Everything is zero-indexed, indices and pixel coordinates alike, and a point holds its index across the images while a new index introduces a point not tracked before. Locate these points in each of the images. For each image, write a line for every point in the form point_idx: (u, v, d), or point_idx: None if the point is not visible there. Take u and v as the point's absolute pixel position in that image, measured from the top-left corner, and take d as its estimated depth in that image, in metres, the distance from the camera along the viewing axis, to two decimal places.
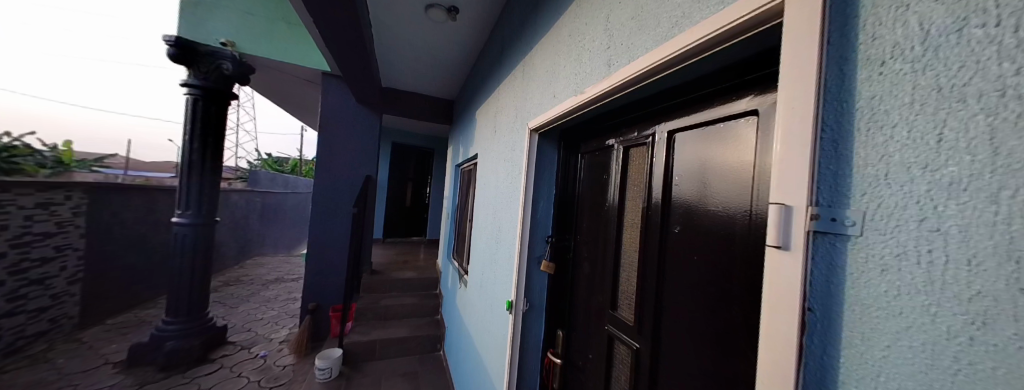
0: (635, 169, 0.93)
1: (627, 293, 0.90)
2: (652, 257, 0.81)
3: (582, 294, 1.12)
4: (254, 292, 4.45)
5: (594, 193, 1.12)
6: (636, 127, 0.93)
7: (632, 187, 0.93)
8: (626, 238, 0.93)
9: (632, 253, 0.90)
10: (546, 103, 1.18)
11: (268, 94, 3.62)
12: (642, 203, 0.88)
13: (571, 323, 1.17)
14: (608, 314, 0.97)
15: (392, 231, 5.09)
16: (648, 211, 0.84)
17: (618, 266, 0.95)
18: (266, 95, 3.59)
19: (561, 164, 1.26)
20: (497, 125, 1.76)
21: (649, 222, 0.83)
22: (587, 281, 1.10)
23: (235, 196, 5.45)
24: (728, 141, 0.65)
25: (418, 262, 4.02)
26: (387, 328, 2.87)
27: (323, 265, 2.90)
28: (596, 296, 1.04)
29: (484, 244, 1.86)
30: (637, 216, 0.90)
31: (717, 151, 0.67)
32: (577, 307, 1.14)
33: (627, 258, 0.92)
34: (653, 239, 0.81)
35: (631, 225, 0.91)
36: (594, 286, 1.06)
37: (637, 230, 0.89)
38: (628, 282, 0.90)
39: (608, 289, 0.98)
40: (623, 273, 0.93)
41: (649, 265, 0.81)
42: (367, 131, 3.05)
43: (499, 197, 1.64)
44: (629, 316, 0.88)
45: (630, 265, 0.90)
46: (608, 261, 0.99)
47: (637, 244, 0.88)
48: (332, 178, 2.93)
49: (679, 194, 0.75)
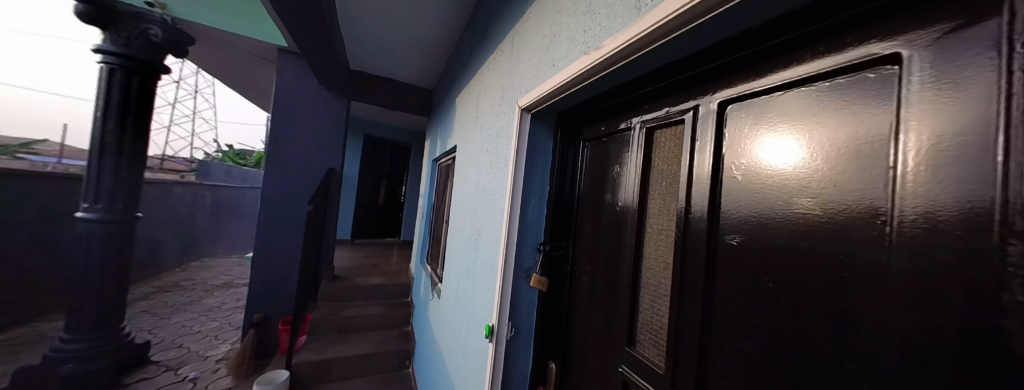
0: (661, 159, 0.70)
1: (652, 325, 0.66)
2: (695, 281, 0.57)
3: (584, 321, 0.87)
4: (193, 300, 3.89)
5: (601, 192, 0.88)
6: (668, 101, 0.68)
7: (657, 183, 0.70)
8: (648, 251, 0.69)
9: (662, 271, 0.65)
10: (542, 75, 0.93)
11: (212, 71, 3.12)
12: (676, 203, 0.64)
13: (568, 354, 0.92)
14: (621, 351, 0.73)
15: (362, 232, 4.66)
16: (683, 215, 0.61)
17: (637, 288, 0.71)
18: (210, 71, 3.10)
19: (558, 156, 1.01)
20: (480, 110, 1.49)
21: (689, 230, 0.59)
22: (591, 303, 0.85)
23: (178, 189, 4.80)
24: (829, 106, 0.41)
25: (388, 267, 3.65)
26: (347, 343, 2.50)
27: (272, 270, 2.49)
28: (604, 323, 0.80)
29: (461, 249, 1.58)
30: (667, 221, 0.66)
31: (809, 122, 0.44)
32: (576, 335, 0.89)
33: (650, 278, 0.68)
34: (696, 256, 0.57)
35: (658, 234, 0.67)
36: (599, 309, 0.82)
37: (669, 241, 0.64)
38: (653, 311, 0.66)
39: (622, 318, 0.73)
40: (646, 299, 0.69)
41: (689, 290, 0.58)
42: (330, 118, 2.66)
43: (480, 193, 1.38)
44: (655, 358, 0.64)
45: (656, 287, 0.66)
46: (624, 279, 0.74)
47: (669, 259, 0.64)
48: (286, 172, 2.53)
49: (739, 190, 0.51)
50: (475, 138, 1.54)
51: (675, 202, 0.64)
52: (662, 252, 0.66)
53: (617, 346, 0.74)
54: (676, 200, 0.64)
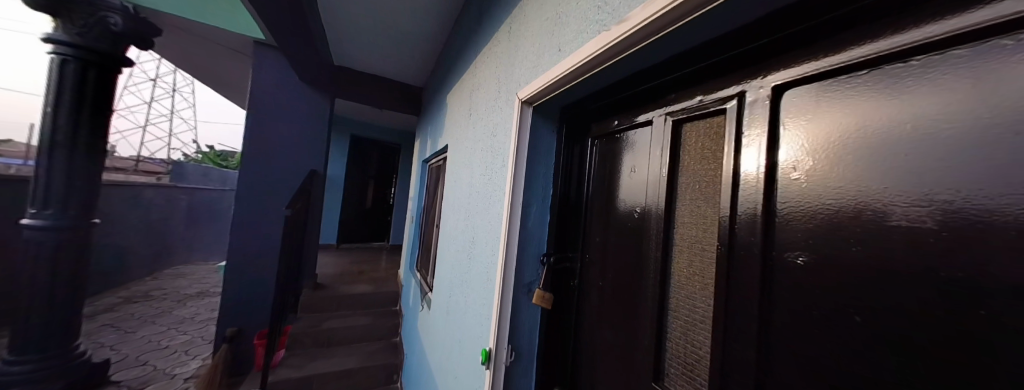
0: (691, 156, 0.58)
1: (686, 357, 0.55)
2: (745, 308, 0.46)
3: (596, 344, 0.75)
4: (163, 311, 3.62)
5: (614, 195, 0.76)
6: (702, 88, 0.56)
7: (686, 185, 0.59)
8: (678, 267, 0.58)
9: (698, 292, 0.54)
10: (544, 62, 0.81)
11: (181, 64, 2.90)
12: (715, 210, 0.53)
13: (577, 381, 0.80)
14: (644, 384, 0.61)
15: (348, 236, 4.46)
16: (726, 225, 0.50)
17: (664, 310, 0.60)
18: (178, 65, 2.87)
19: (563, 155, 0.89)
20: (473, 106, 1.37)
21: (734, 243, 0.48)
22: (604, 324, 0.74)
23: (148, 192, 4.50)
24: (932, 88, 0.31)
25: (375, 273, 3.47)
26: (330, 357, 2.33)
27: (247, 280, 2.30)
28: (621, 351, 0.68)
29: (453, 258, 1.45)
30: (703, 232, 0.54)
31: (895, 110, 0.33)
32: (587, 360, 0.78)
33: (682, 299, 0.57)
34: (746, 276, 0.46)
35: (690, 246, 0.56)
36: (614, 332, 0.71)
37: (707, 255, 0.53)
38: (687, 339, 0.55)
39: (646, 346, 0.62)
40: (676, 324, 0.58)
41: (737, 318, 0.47)
42: (311, 116, 2.49)
43: (473, 196, 1.25)
44: None
45: (690, 311, 0.55)
46: (646, 299, 0.63)
47: (709, 277, 0.52)
48: (262, 174, 2.35)
49: (806, 196, 0.40)
50: (468, 137, 1.41)
51: (713, 208, 0.53)
52: (697, 269, 0.55)
53: (640, 378, 0.62)
54: (713, 206, 0.53)
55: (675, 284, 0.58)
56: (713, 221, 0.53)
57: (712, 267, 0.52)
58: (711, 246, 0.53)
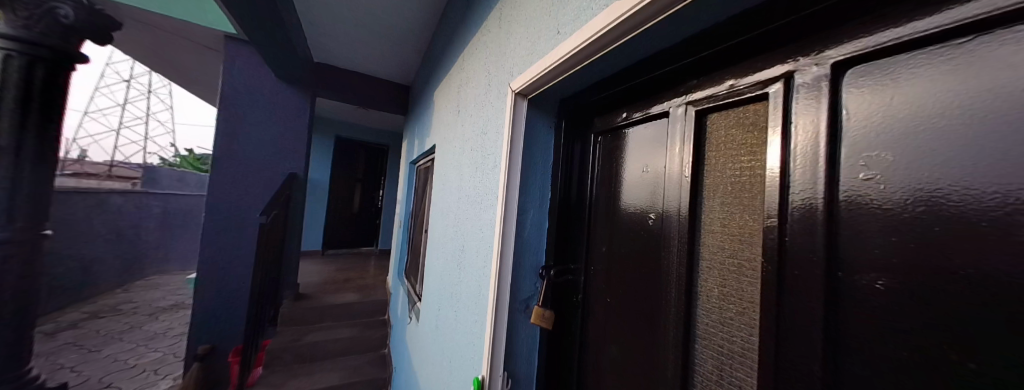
0: (719, 154, 0.49)
1: None
2: (802, 343, 0.36)
3: (606, 372, 0.66)
4: (134, 327, 3.40)
5: (623, 199, 0.66)
6: (731, 72, 0.47)
7: (713, 188, 0.49)
8: (707, 285, 0.49)
9: (733, 316, 0.45)
10: (538, 48, 0.71)
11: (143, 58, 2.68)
12: (754, 218, 0.43)
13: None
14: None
15: (333, 242, 4.26)
16: (772, 238, 0.40)
17: (689, 336, 0.50)
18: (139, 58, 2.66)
19: (562, 153, 0.79)
20: (461, 102, 1.26)
21: (785, 260, 0.39)
22: (615, 348, 0.64)
23: (117, 199, 4.23)
24: None
25: (363, 281, 3.32)
26: (313, 374, 2.18)
27: (220, 294, 2.14)
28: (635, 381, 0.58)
29: (441, 267, 1.34)
30: (738, 243, 0.45)
31: (1010, 88, 0.25)
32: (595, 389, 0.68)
33: (714, 324, 0.47)
34: (801, 303, 0.37)
35: (723, 261, 0.47)
36: (626, 359, 0.61)
37: (743, 272, 0.44)
38: (721, 372, 0.46)
39: (668, 379, 0.52)
40: (705, 352, 0.48)
41: (791, 354, 0.37)
42: (290, 116, 2.34)
43: (463, 201, 1.14)
44: None
45: (724, 337, 0.46)
46: (667, 322, 0.53)
47: (749, 300, 0.43)
48: (236, 179, 2.19)
49: (885, 201, 0.31)
50: (455, 136, 1.30)
51: (751, 215, 0.44)
52: (733, 288, 0.45)
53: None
54: (752, 213, 0.43)
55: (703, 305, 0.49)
56: (751, 230, 0.43)
57: (753, 288, 0.43)
58: (751, 261, 0.43)
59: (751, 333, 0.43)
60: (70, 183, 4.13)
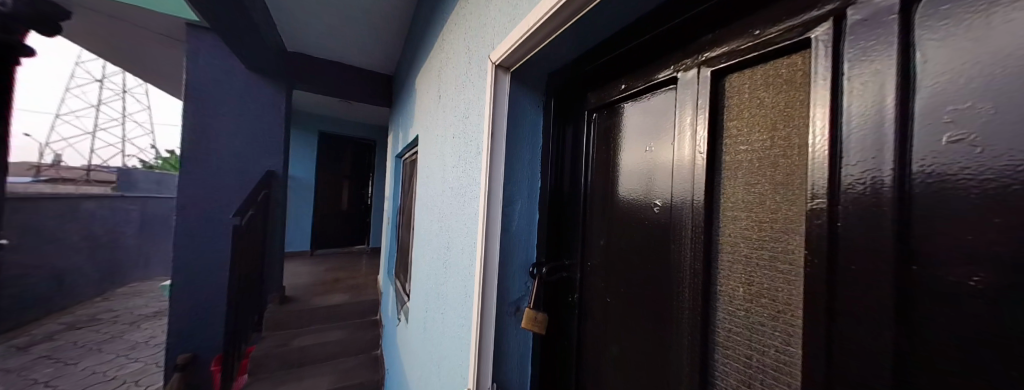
0: (741, 124, 0.40)
1: None
2: (860, 359, 0.28)
3: (608, 381, 0.58)
4: (114, 336, 3.25)
5: (622, 186, 0.57)
6: (756, 20, 0.37)
7: (734, 166, 0.40)
8: (730, 284, 0.40)
9: (764, 320, 0.37)
10: (519, 11, 0.61)
11: (94, 47, 2.46)
12: (789, 200, 0.34)
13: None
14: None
15: (322, 241, 4.12)
16: (816, 224, 0.31)
17: (707, 343, 0.42)
18: (90, 49, 2.43)
19: (551, 136, 0.69)
20: (441, 85, 1.15)
21: (836, 253, 0.30)
22: (618, 354, 0.56)
23: (88, 205, 4.01)
24: None
25: (354, 280, 3.22)
26: (302, 378, 2.10)
27: (198, 300, 2.02)
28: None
29: (427, 265, 1.24)
30: (770, 233, 0.36)
31: None
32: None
33: (738, 329, 0.39)
34: (859, 309, 0.28)
35: (750, 254, 0.38)
36: (632, 366, 0.53)
37: (776, 267, 0.36)
38: (748, 385, 0.38)
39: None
40: (728, 361, 0.40)
41: (845, 371, 0.29)
42: (264, 110, 2.19)
43: (447, 193, 1.05)
44: None
45: (752, 345, 0.38)
46: (678, 326, 0.45)
47: (784, 301, 0.35)
48: (209, 179, 2.05)
49: (989, 168, 0.22)
50: (436, 123, 1.20)
51: (785, 196, 0.35)
52: (763, 287, 0.37)
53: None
54: (788, 194, 0.35)
55: (725, 306, 0.41)
56: (787, 216, 0.35)
57: (791, 287, 0.34)
58: (787, 254, 0.35)
59: (787, 341, 0.35)
60: (37, 188, 3.90)
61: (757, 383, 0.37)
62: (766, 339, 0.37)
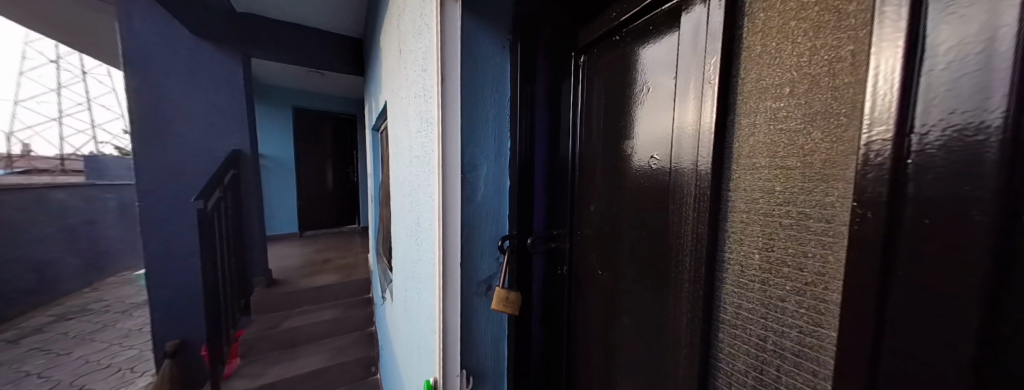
0: (773, 32, 0.28)
1: None
2: (919, 358, 0.20)
3: (605, 359, 0.52)
4: (106, 325, 3.22)
5: (621, 140, 0.48)
6: None
7: (758, 96, 0.30)
8: (743, 251, 0.31)
9: (785, 296, 0.28)
10: None
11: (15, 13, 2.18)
12: (839, 134, 0.24)
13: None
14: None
15: (311, 222, 4.01)
16: (870, 167, 0.21)
17: (711, 322, 0.35)
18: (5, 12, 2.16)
19: (519, 86, 0.57)
20: (401, 40, 0.98)
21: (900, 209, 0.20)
22: (610, 329, 0.50)
23: (56, 194, 3.79)
24: None
25: (345, 260, 3.15)
26: (296, 358, 2.07)
27: (175, 287, 1.94)
28: (634, 367, 0.46)
29: (404, 244, 1.14)
30: (801, 184, 0.27)
31: None
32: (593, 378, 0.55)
33: (752, 308, 0.31)
34: (934, 293, 0.19)
35: (772, 214, 0.29)
36: (623, 341, 0.48)
37: (806, 230, 0.26)
38: (761, 373, 0.31)
39: (681, 380, 0.38)
40: (738, 345, 0.33)
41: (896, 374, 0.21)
42: (220, 82, 1.99)
43: (413, 163, 0.92)
44: None
45: (769, 327, 0.30)
46: (676, 303, 0.38)
47: (816, 273, 0.26)
48: (169, 160, 1.90)
49: None
50: (400, 85, 1.05)
51: (828, 131, 0.25)
52: (789, 255, 0.28)
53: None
54: (832, 127, 0.24)
55: (734, 278, 0.32)
56: (828, 158, 0.25)
57: (827, 255, 0.25)
58: (826, 210, 0.25)
59: (814, 321, 0.26)
60: (3, 178, 3.68)
61: (773, 371, 0.30)
62: (788, 319, 0.28)
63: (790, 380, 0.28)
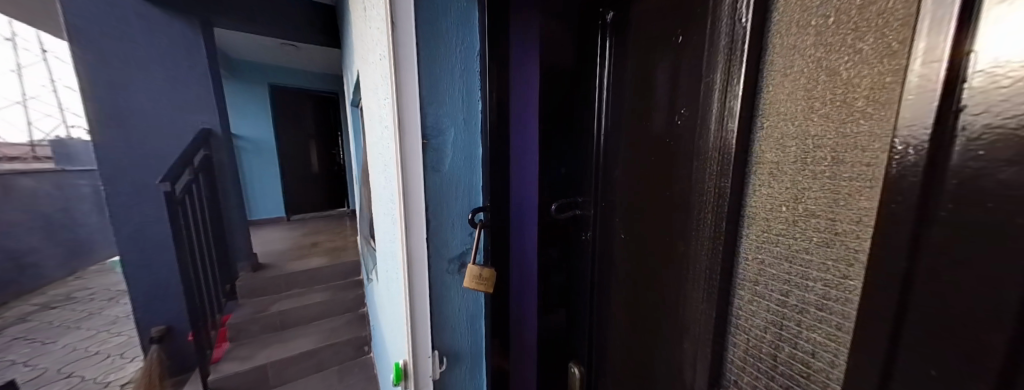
0: None
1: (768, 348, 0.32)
2: (956, 312, 0.18)
3: (620, 325, 0.52)
4: (93, 313, 3.17)
5: (641, 101, 0.44)
6: None
7: (794, 32, 0.27)
8: (771, 203, 0.30)
9: (810, 247, 0.27)
10: None
11: None
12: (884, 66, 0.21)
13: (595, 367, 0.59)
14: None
15: (298, 206, 3.90)
16: (916, 96, 0.19)
17: (730, 278, 0.34)
18: None
19: (485, 40, 0.50)
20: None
21: (944, 147, 0.18)
22: (627, 291, 0.50)
23: (22, 181, 3.59)
24: None
25: (334, 243, 3.07)
26: (288, 340, 2.04)
27: (153, 272, 1.86)
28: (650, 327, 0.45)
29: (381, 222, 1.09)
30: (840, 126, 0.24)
31: None
32: (608, 344, 0.55)
33: (776, 262, 0.30)
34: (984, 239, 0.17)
35: (803, 163, 0.27)
36: (640, 302, 0.47)
37: (840, 176, 0.24)
38: (781, 328, 0.30)
39: (698, 339, 0.37)
40: (760, 300, 0.32)
41: (930, 332, 0.19)
42: (186, 55, 1.84)
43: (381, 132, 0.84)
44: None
45: (793, 280, 0.29)
46: (695, 261, 0.37)
47: (847, 221, 0.24)
48: (135, 139, 1.78)
49: None
50: (366, 47, 0.94)
51: (868, 69, 0.22)
52: (820, 203, 0.26)
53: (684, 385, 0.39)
54: (880, 59, 0.22)
55: (758, 231, 0.31)
56: (868, 97, 0.22)
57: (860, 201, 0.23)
58: (864, 153, 0.23)
59: (843, 272, 0.25)
60: None
61: (794, 325, 0.29)
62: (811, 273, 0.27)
63: (810, 333, 0.28)
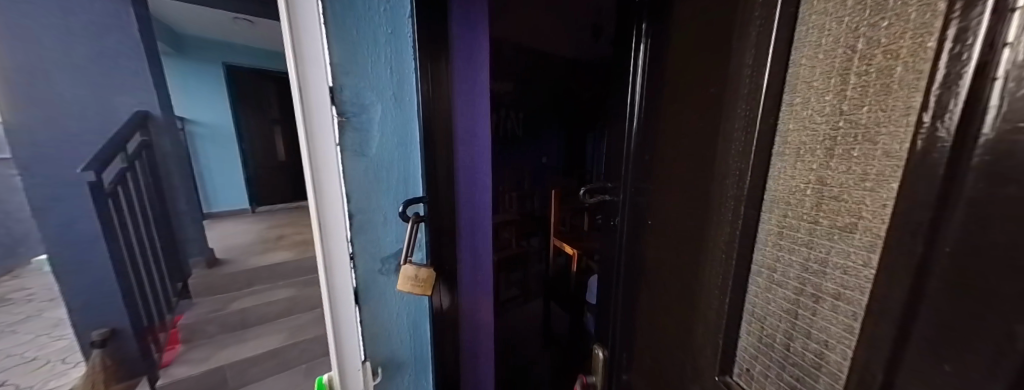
0: None
1: (783, 336, 0.30)
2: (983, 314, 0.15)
3: (628, 315, 0.50)
4: (29, 316, 2.88)
5: (670, 105, 0.39)
6: None
7: (830, 7, 0.24)
8: (792, 184, 0.28)
9: (833, 235, 0.25)
10: None
11: None
12: (916, 38, 0.19)
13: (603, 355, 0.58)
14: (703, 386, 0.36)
15: (265, 197, 3.64)
16: (947, 62, 0.15)
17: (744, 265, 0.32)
18: None
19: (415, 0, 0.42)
20: None
21: (973, 122, 0.14)
22: (646, 279, 0.45)
23: None
24: None
25: (303, 236, 2.88)
26: (249, 339, 1.87)
27: (83, 270, 1.65)
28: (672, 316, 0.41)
29: None
30: (872, 102, 0.22)
31: None
32: (615, 334, 0.54)
33: (794, 250, 0.28)
34: (1004, 231, 0.14)
35: (833, 142, 0.24)
36: (664, 293, 0.42)
37: (867, 158, 0.22)
38: (795, 317, 0.29)
39: (708, 333, 0.35)
40: (777, 289, 0.30)
41: (943, 336, 0.17)
42: (120, 28, 1.64)
43: None
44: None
45: (811, 268, 0.27)
46: (710, 249, 0.34)
47: (871, 207, 0.22)
48: (55, 117, 1.57)
49: None
50: None
51: (904, 43, 0.20)
52: (846, 188, 0.24)
53: (691, 375, 0.38)
54: (923, 20, 0.19)
55: (778, 217, 0.29)
56: (904, 74, 0.20)
57: (888, 182, 0.21)
58: (891, 134, 0.21)
59: (862, 260, 0.23)
60: None
61: (808, 314, 0.27)
62: (832, 259, 0.25)
63: (826, 323, 0.26)
